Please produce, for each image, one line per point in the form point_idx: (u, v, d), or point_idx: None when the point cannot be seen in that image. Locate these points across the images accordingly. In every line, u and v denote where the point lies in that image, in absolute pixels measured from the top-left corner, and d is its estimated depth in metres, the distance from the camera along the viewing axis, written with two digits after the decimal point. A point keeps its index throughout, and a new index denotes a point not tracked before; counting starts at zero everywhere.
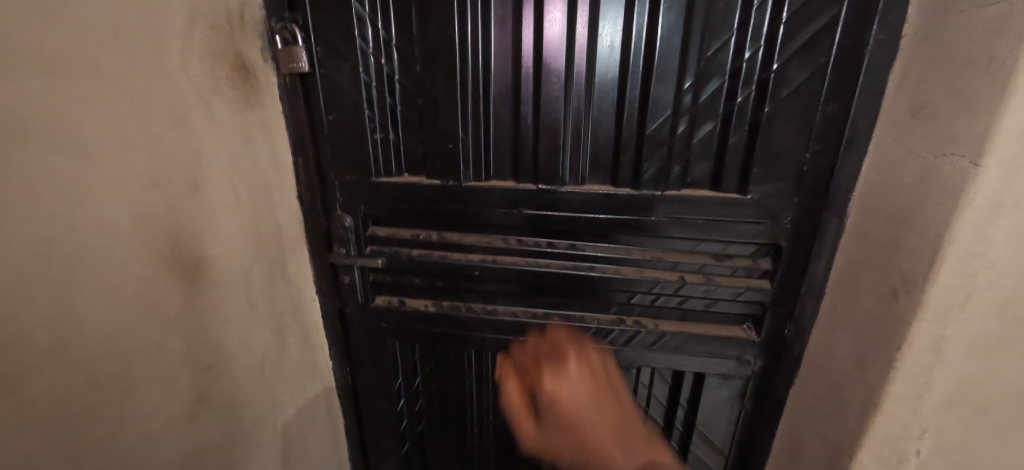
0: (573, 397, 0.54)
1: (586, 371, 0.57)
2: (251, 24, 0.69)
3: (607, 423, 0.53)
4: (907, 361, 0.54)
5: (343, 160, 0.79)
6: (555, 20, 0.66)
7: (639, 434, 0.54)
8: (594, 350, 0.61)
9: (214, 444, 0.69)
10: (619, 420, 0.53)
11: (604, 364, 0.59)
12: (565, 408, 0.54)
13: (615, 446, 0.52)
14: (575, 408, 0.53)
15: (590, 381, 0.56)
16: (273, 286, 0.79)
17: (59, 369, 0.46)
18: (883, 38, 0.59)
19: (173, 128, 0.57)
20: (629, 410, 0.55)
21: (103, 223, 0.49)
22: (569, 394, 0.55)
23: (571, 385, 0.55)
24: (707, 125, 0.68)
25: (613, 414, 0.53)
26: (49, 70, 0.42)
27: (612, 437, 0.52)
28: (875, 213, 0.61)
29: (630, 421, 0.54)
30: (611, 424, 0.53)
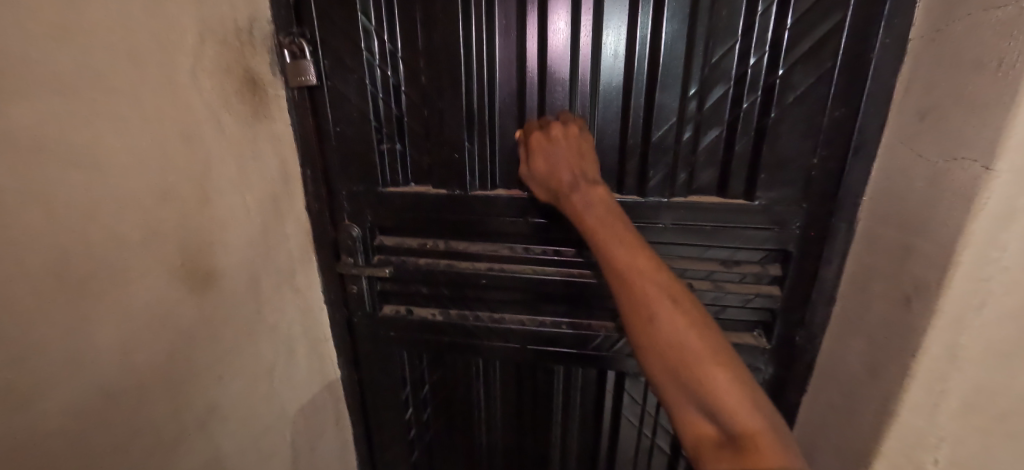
0: (548, 157, 0.63)
1: (562, 134, 0.63)
2: (260, 39, 0.70)
3: (570, 170, 0.60)
4: (922, 369, 0.53)
5: (350, 170, 0.80)
6: (559, 30, 0.67)
7: (604, 193, 0.57)
8: (585, 135, 0.66)
9: (224, 454, 0.70)
10: (582, 173, 0.60)
11: (583, 141, 0.64)
12: (538, 161, 0.64)
13: (588, 216, 0.55)
14: (547, 161, 0.63)
15: (566, 146, 0.63)
16: (282, 296, 0.80)
17: (72, 382, 0.46)
18: (889, 42, 0.59)
19: (184, 142, 0.58)
20: (600, 190, 0.57)
21: (117, 237, 0.50)
22: (545, 143, 0.64)
23: (545, 145, 0.63)
24: (713, 131, 0.68)
25: (577, 166, 0.60)
26: (64, 90, 0.43)
27: (577, 181, 0.59)
28: (886, 218, 0.61)
29: (593, 178, 0.59)
30: (573, 172, 0.60)
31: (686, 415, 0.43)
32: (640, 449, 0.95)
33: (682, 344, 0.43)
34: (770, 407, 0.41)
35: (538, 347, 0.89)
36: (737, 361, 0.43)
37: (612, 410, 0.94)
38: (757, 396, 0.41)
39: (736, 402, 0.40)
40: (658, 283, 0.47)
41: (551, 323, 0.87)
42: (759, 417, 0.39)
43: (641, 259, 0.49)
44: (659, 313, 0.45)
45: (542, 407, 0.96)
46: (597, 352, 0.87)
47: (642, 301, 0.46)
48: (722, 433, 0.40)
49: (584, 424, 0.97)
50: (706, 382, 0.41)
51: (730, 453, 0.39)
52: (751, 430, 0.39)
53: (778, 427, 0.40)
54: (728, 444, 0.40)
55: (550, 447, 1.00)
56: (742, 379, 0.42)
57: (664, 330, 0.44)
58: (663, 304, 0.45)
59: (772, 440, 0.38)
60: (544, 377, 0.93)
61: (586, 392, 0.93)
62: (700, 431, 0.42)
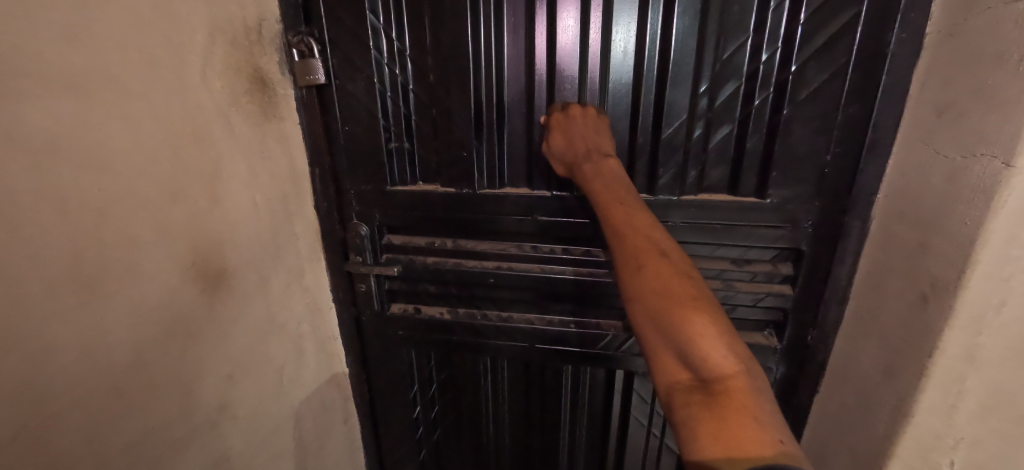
0: (565, 131, 0.64)
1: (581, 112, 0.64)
2: (269, 39, 0.70)
3: (584, 145, 0.62)
4: (939, 369, 0.52)
5: (358, 169, 0.80)
6: (568, 27, 0.66)
7: (614, 165, 0.58)
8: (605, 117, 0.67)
9: (234, 451, 0.70)
10: (595, 148, 0.61)
11: (602, 120, 0.65)
12: (556, 135, 0.64)
13: (595, 182, 0.57)
14: (565, 135, 0.64)
15: (584, 123, 0.64)
16: (291, 294, 0.80)
17: (85, 380, 0.47)
18: (905, 36, 0.57)
19: (195, 142, 0.58)
20: (610, 162, 0.59)
21: (129, 236, 0.50)
22: (563, 119, 0.64)
23: (563, 121, 0.64)
24: (724, 129, 0.67)
25: (591, 141, 0.62)
26: (76, 91, 0.43)
27: (589, 155, 0.60)
28: (902, 216, 0.60)
29: (605, 151, 0.61)
30: (588, 147, 0.61)
31: (663, 360, 0.44)
32: (648, 449, 0.94)
33: (666, 291, 0.44)
34: (747, 356, 0.41)
35: (546, 346, 0.88)
36: (720, 312, 0.43)
37: (620, 410, 0.93)
38: (735, 344, 0.41)
39: (713, 346, 0.40)
40: (650, 238, 0.48)
41: (559, 322, 0.87)
42: (733, 362, 0.40)
43: (638, 218, 0.50)
44: (647, 263, 0.46)
45: (550, 407, 0.96)
46: (605, 352, 0.86)
47: (633, 252, 0.47)
48: (696, 377, 0.41)
49: (592, 423, 0.96)
50: (685, 326, 0.42)
51: (701, 395, 0.40)
52: (724, 373, 0.39)
53: (752, 374, 0.40)
54: (700, 387, 0.40)
55: (558, 446, 0.99)
56: (723, 327, 0.42)
57: (649, 278, 0.45)
58: (651, 255, 0.46)
59: (742, 384, 0.39)
60: (552, 376, 0.92)
61: (594, 392, 0.93)
62: (675, 375, 0.43)
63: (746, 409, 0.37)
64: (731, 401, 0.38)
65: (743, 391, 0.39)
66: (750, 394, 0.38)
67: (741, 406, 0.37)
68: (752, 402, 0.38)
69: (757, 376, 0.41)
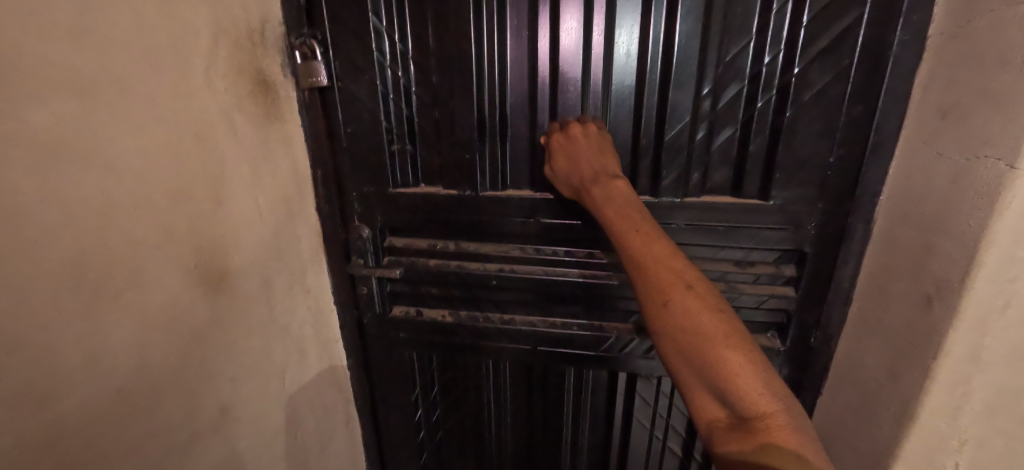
0: (569, 155, 0.64)
1: (583, 133, 0.64)
2: (271, 41, 0.70)
3: (590, 169, 0.61)
4: (944, 371, 0.52)
5: (361, 171, 0.79)
6: (571, 29, 0.66)
7: (623, 187, 0.57)
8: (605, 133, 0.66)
9: (237, 455, 0.70)
10: (601, 169, 0.60)
11: (603, 138, 0.65)
12: (559, 159, 0.65)
13: (609, 209, 0.56)
14: (569, 157, 0.64)
15: (587, 144, 0.63)
16: (293, 297, 0.80)
17: (90, 382, 0.47)
18: (907, 38, 0.58)
19: (198, 144, 0.58)
20: (620, 183, 0.58)
21: (133, 239, 0.50)
22: (566, 142, 0.64)
23: (564, 143, 0.65)
24: (727, 131, 0.67)
25: (596, 162, 0.61)
26: (81, 92, 0.43)
27: (597, 177, 0.60)
28: (905, 218, 0.60)
29: (614, 172, 0.60)
30: (594, 170, 0.61)
31: (698, 396, 0.44)
32: (651, 452, 0.94)
33: (696, 328, 0.44)
34: (783, 389, 0.42)
35: (549, 349, 0.88)
36: (752, 345, 0.43)
37: (623, 412, 0.93)
38: (770, 379, 0.42)
39: (750, 384, 0.41)
40: (673, 270, 0.47)
41: (562, 324, 0.86)
42: (771, 399, 0.40)
43: (658, 248, 0.49)
44: (673, 298, 0.45)
45: (553, 409, 0.96)
46: (609, 354, 0.86)
47: (657, 287, 0.47)
48: (734, 415, 0.41)
49: (595, 426, 0.96)
50: (719, 365, 0.42)
51: (740, 434, 0.40)
52: (763, 412, 0.40)
53: (788, 408, 0.41)
54: (739, 425, 0.41)
55: (561, 449, 0.99)
56: (757, 362, 0.42)
57: (678, 315, 0.45)
58: (677, 290, 0.46)
59: (781, 421, 0.39)
60: (555, 378, 0.92)
61: (598, 394, 0.92)
62: (712, 413, 0.43)
63: (787, 447, 0.38)
64: (772, 439, 0.39)
65: (784, 429, 0.39)
66: (791, 431, 0.39)
67: (782, 445, 0.38)
68: (793, 439, 0.39)
69: (795, 408, 0.41)
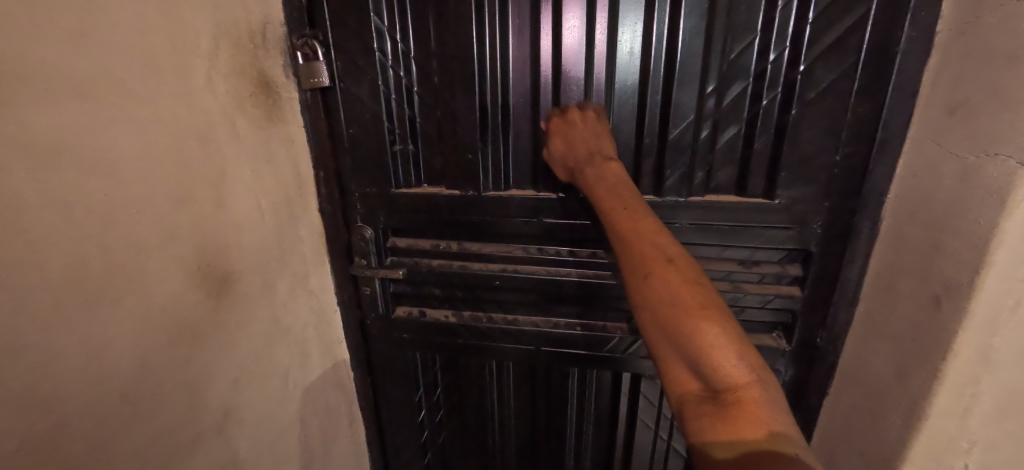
0: (566, 137, 0.64)
1: (580, 115, 0.63)
2: (273, 42, 0.70)
3: (585, 150, 0.61)
4: (952, 371, 0.52)
5: (363, 172, 0.79)
6: (573, 27, 0.66)
7: (617, 168, 0.57)
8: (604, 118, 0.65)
9: (241, 456, 0.70)
10: (597, 150, 0.60)
11: (601, 122, 0.64)
12: (556, 141, 0.64)
13: (600, 187, 0.56)
14: (565, 140, 0.64)
15: (584, 127, 0.63)
16: (296, 298, 0.80)
17: (93, 385, 0.47)
18: (916, 35, 0.57)
19: (201, 146, 0.58)
20: (613, 165, 0.57)
21: (135, 242, 0.50)
22: (563, 125, 0.64)
23: (563, 126, 0.64)
24: (731, 129, 0.67)
25: (592, 144, 0.61)
26: (82, 96, 0.43)
27: (591, 158, 0.59)
28: (913, 216, 0.59)
29: (608, 154, 0.59)
30: (589, 150, 0.60)
31: (673, 369, 0.43)
32: (655, 453, 0.94)
33: (673, 300, 0.43)
34: (760, 364, 0.41)
35: (552, 349, 0.88)
36: (731, 319, 0.42)
37: (627, 413, 0.92)
38: (746, 352, 0.41)
39: (724, 356, 0.40)
40: (656, 245, 0.47)
41: (565, 324, 0.86)
42: (745, 372, 0.39)
43: (643, 223, 0.49)
44: (654, 271, 0.45)
45: (556, 410, 0.95)
46: (612, 355, 0.86)
47: (640, 261, 0.46)
48: (706, 388, 0.41)
49: (598, 427, 0.96)
50: (694, 336, 0.41)
51: (711, 406, 0.40)
52: (735, 384, 0.39)
53: (764, 384, 0.39)
54: (711, 397, 0.40)
55: (564, 450, 0.99)
56: (734, 335, 0.41)
57: (657, 287, 0.44)
58: (659, 262, 0.45)
59: (754, 394, 0.38)
60: (558, 379, 0.92)
61: (601, 395, 0.92)
62: (685, 386, 0.42)
63: (757, 419, 0.37)
64: (742, 411, 0.38)
65: (755, 402, 0.38)
66: (762, 405, 0.38)
67: (752, 418, 0.37)
68: (764, 412, 0.38)
69: (771, 384, 0.40)
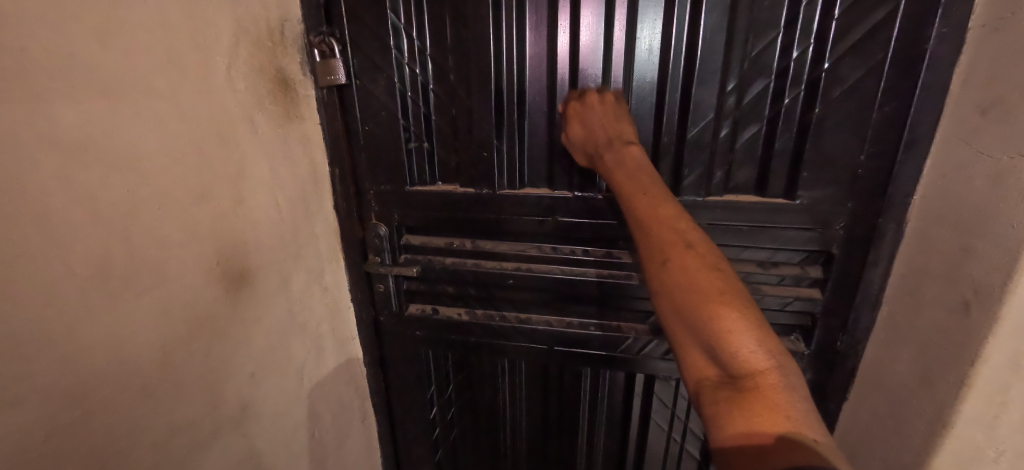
0: (583, 121, 0.62)
1: (598, 99, 0.61)
2: (291, 39, 0.70)
3: (604, 134, 0.59)
4: (981, 378, 0.50)
5: (378, 170, 0.79)
6: (590, 24, 0.65)
7: (637, 152, 0.56)
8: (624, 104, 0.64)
9: (257, 450, 0.71)
10: (616, 135, 0.59)
11: (621, 107, 0.62)
12: (574, 126, 0.63)
13: (619, 173, 0.55)
14: (583, 125, 0.62)
15: (603, 111, 0.61)
16: (311, 294, 0.81)
17: (117, 378, 0.47)
18: (946, 31, 0.55)
19: (221, 142, 0.59)
20: (633, 148, 0.56)
21: (157, 238, 0.50)
22: (581, 109, 0.62)
23: (580, 110, 0.62)
24: (751, 128, 0.66)
25: (611, 129, 0.60)
26: (107, 92, 0.44)
27: (611, 143, 0.58)
28: (941, 218, 0.57)
29: (628, 138, 0.58)
30: (608, 135, 0.59)
31: (691, 354, 0.43)
32: (668, 455, 0.93)
33: (691, 286, 0.42)
34: (781, 350, 0.40)
35: (565, 349, 0.87)
36: (750, 304, 0.41)
37: (640, 414, 0.92)
38: (766, 339, 0.39)
39: (742, 342, 0.39)
40: (675, 229, 0.46)
41: (579, 324, 0.85)
42: (765, 357, 0.39)
43: (662, 209, 0.48)
44: (672, 256, 0.44)
45: (568, 409, 0.95)
46: (626, 355, 0.85)
47: (658, 246, 0.46)
48: (723, 374, 0.40)
49: (611, 428, 0.95)
50: (712, 322, 0.40)
51: (728, 391, 0.39)
52: (753, 370, 0.38)
53: (783, 371, 0.39)
54: (728, 383, 0.39)
55: (576, 450, 0.98)
56: (753, 321, 0.40)
57: (675, 273, 0.44)
58: (677, 247, 0.45)
59: (773, 381, 0.38)
60: (571, 378, 0.91)
61: (614, 395, 0.91)
62: (703, 371, 0.42)
63: (775, 406, 0.36)
64: (760, 398, 0.37)
65: (774, 388, 0.37)
66: (781, 391, 0.37)
67: (769, 404, 0.36)
68: (783, 399, 0.37)
69: (792, 371, 0.39)
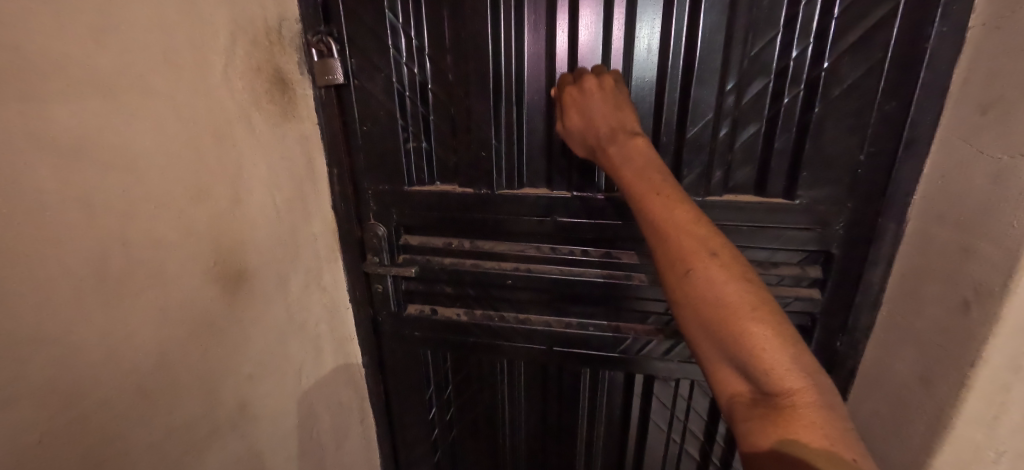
0: (583, 110, 0.60)
1: (597, 84, 0.59)
2: (288, 38, 0.70)
3: (605, 124, 0.57)
4: (982, 379, 0.50)
5: (376, 169, 0.79)
6: (589, 23, 0.65)
7: (643, 144, 0.53)
8: (623, 86, 0.62)
9: (255, 451, 0.70)
10: (618, 126, 0.56)
11: (620, 92, 0.60)
12: (572, 116, 0.61)
13: (626, 169, 0.53)
14: (582, 114, 0.61)
15: (602, 98, 0.59)
16: (309, 294, 0.80)
17: (113, 379, 0.47)
18: (946, 30, 0.55)
19: (218, 141, 0.58)
20: (639, 141, 0.54)
21: (154, 238, 0.50)
22: (579, 97, 0.61)
23: (579, 98, 0.61)
24: (751, 127, 0.66)
25: (612, 118, 0.57)
26: (103, 90, 0.44)
27: (614, 134, 0.56)
28: (941, 218, 0.57)
29: (632, 128, 0.56)
30: (611, 127, 0.57)
31: (721, 369, 0.43)
32: (668, 456, 0.93)
33: (720, 300, 0.42)
34: (813, 364, 0.40)
35: (564, 349, 0.87)
36: (781, 318, 0.41)
37: (640, 415, 0.91)
38: (797, 353, 0.39)
39: (777, 360, 0.39)
40: (696, 236, 0.45)
41: (578, 324, 0.85)
42: (799, 374, 0.39)
43: (679, 212, 0.46)
44: (697, 267, 0.43)
45: (568, 410, 0.94)
46: (625, 356, 0.85)
47: (679, 255, 0.45)
48: (756, 391, 0.40)
49: (610, 428, 0.95)
50: (744, 339, 0.40)
51: (763, 409, 0.39)
52: (788, 388, 0.38)
53: (817, 385, 0.39)
54: (761, 400, 0.39)
55: (575, 451, 0.98)
56: (785, 336, 0.40)
57: (701, 285, 0.43)
58: (701, 258, 0.44)
59: (809, 398, 0.38)
60: (570, 379, 0.91)
61: (614, 396, 0.91)
62: (735, 387, 0.42)
63: (812, 425, 0.36)
64: (798, 417, 0.37)
65: (810, 406, 0.37)
66: (818, 408, 0.37)
67: (807, 424, 0.37)
68: (820, 417, 0.37)
69: (824, 383, 0.39)
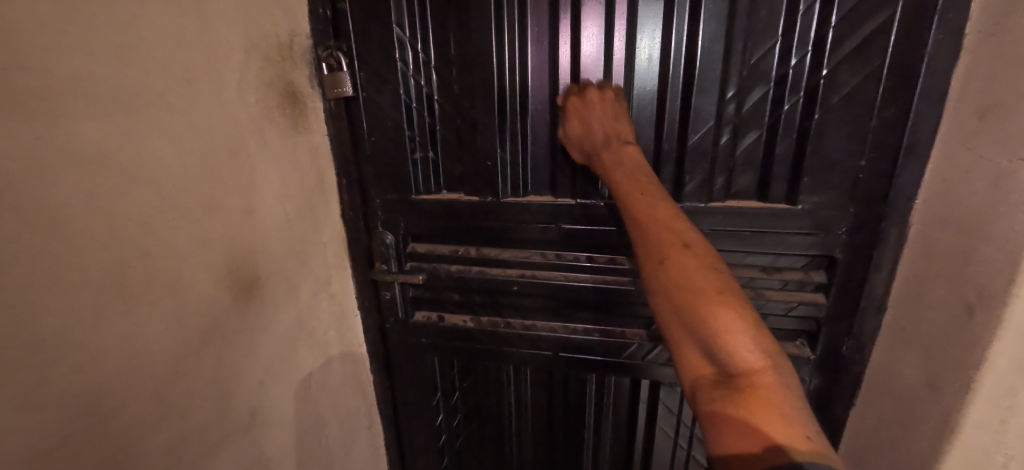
0: (583, 119, 0.62)
1: (598, 96, 0.62)
2: (300, 54, 0.72)
3: (602, 132, 0.60)
4: (987, 382, 0.50)
5: (385, 179, 0.81)
6: (591, 36, 0.66)
7: (634, 152, 0.56)
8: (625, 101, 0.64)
9: (266, 455, 0.71)
10: (614, 135, 0.59)
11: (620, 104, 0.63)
12: (572, 123, 0.63)
13: (615, 170, 0.55)
14: (582, 122, 0.62)
15: (602, 109, 0.61)
16: (319, 302, 0.82)
17: (133, 383, 0.49)
18: (942, 37, 0.56)
19: (232, 154, 0.61)
20: (630, 148, 0.57)
21: (171, 248, 0.52)
22: (580, 105, 0.63)
23: (580, 108, 0.62)
24: (751, 134, 0.66)
25: (610, 127, 0.60)
26: (126, 108, 0.46)
27: (608, 142, 0.59)
28: (942, 222, 0.58)
29: (626, 138, 0.59)
30: (605, 134, 0.60)
31: (688, 354, 0.43)
32: (675, 462, 0.93)
33: (690, 286, 0.43)
34: (776, 350, 0.41)
35: (569, 355, 0.88)
36: (747, 304, 0.42)
37: (646, 422, 0.92)
38: (762, 339, 0.41)
39: (739, 342, 0.40)
40: (672, 229, 0.47)
41: (583, 330, 0.86)
42: (761, 357, 0.40)
43: (658, 208, 0.49)
44: (671, 255, 0.45)
45: (574, 415, 0.95)
46: (631, 361, 0.85)
47: (656, 246, 0.46)
48: (721, 372, 0.41)
49: (616, 434, 0.95)
50: (710, 320, 0.41)
51: (725, 390, 0.40)
52: (750, 370, 0.39)
53: (779, 370, 0.39)
54: (725, 382, 0.40)
55: (582, 456, 0.98)
56: (749, 321, 0.41)
57: (673, 272, 0.44)
58: (675, 247, 0.45)
59: (769, 380, 0.38)
60: (576, 385, 0.91)
61: (620, 401, 0.91)
62: (700, 370, 0.42)
63: (771, 404, 0.37)
64: (757, 396, 0.38)
65: (770, 387, 0.38)
66: (777, 389, 0.38)
67: (766, 403, 0.37)
68: (779, 397, 0.38)
69: (786, 370, 0.40)
